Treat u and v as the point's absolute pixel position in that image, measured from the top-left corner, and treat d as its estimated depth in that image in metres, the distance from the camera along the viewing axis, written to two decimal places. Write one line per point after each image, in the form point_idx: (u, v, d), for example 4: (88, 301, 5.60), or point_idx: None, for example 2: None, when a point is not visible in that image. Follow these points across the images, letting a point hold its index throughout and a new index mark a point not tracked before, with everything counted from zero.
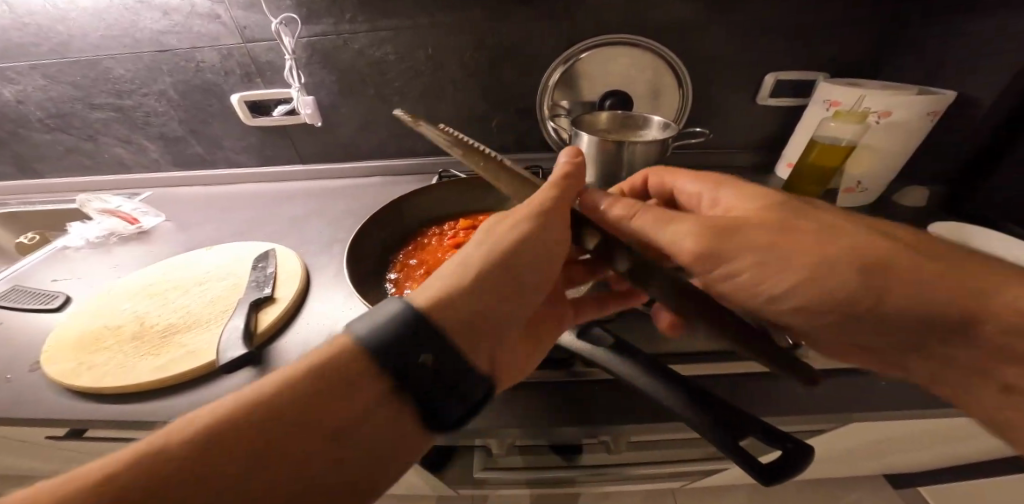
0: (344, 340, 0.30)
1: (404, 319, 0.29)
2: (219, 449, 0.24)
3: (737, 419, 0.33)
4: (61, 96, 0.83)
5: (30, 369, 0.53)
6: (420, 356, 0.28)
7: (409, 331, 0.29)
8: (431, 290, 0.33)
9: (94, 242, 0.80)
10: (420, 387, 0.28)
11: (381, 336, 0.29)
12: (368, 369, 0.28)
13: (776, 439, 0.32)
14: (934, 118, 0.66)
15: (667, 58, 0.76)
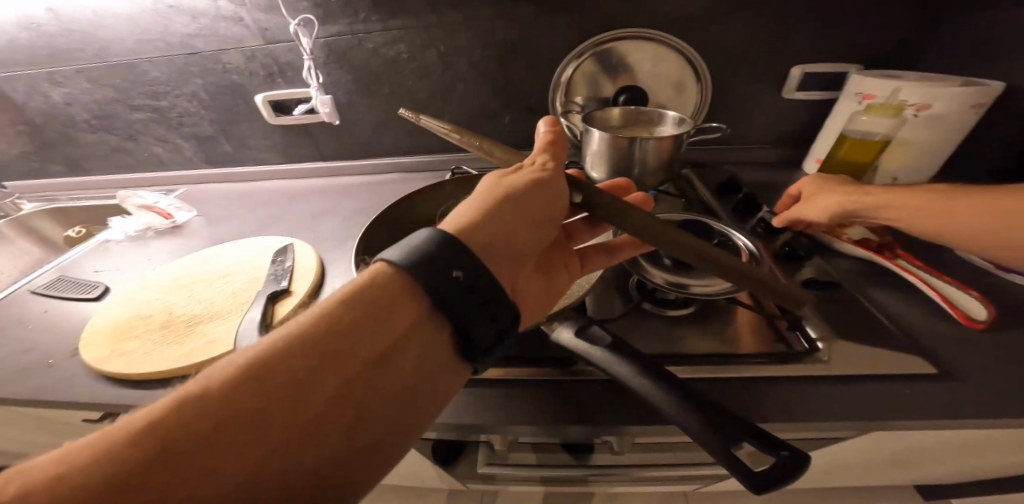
0: (376, 272, 0.30)
1: (436, 246, 0.30)
2: (250, 396, 0.24)
3: (729, 424, 0.31)
4: (104, 99, 0.89)
5: (70, 355, 0.57)
6: (458, 273, 0.29)
7: (443, 257, 0.29)
8: (453, 223, 0.34)
9: (134, 235, 0.85)
10: (459, 305, 0.28)
11: (414, 266, 0.29)
12: (401, 297, 0.29)
13: (769, 446, 0.30)
14: (979, 111, 0.60)
15: (684, 51, 0.73)
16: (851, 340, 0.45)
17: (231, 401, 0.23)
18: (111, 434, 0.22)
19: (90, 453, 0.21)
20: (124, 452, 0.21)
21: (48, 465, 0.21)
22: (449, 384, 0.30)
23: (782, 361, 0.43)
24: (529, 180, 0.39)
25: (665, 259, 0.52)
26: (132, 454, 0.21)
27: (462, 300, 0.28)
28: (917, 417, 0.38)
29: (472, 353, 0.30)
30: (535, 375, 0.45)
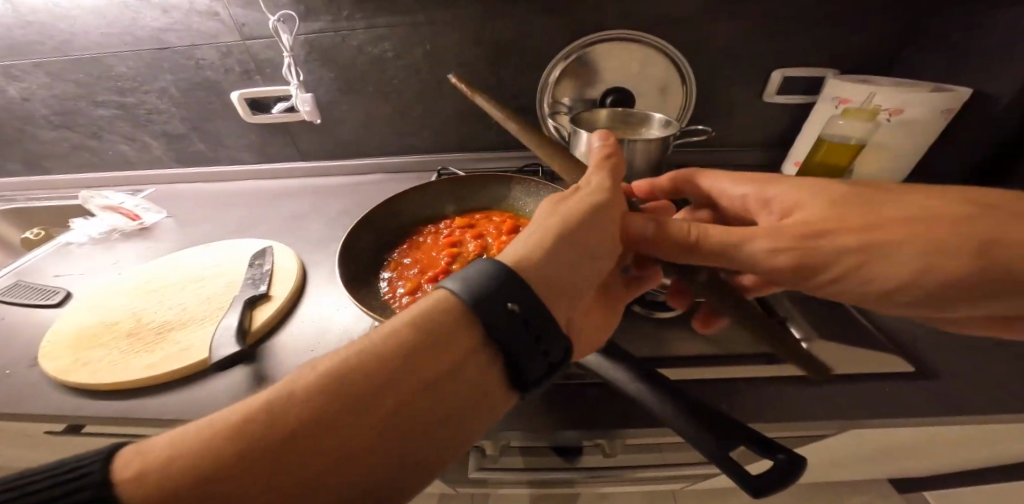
0: (434, 300, 0.29)
1: (494, 275, 0.28)
2: (310, 414, 0.23)
3: (727, 429, 0.31)
4: (65, 94, 0.84)
5: (27, 366, 0.54)
6: (514, 306, 0.27)
7: (498, 288, 0.28)
8: (517, 247, 0.33)
9: (98, 238, 0.81)
10: (515, 341, 0.27)
11: (472, 293, 0.28)
12: (455, 327, 0.27)
13: (765, 449, 0.30)
14: (949, 116, 0.63)
15: (670, 54, 0.74)
16: (837, 339, 0.46)
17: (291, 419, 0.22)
18: (160, 463, 0.22)
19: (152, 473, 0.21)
20: (196, 461, 0.21)
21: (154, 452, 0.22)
22: (491, 420, 0.28)
23: (766, 362, 0.43)
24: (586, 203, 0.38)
25: None
26: (196, 474, 0.21)
27: (517, 336, 0.27)
28: (901, 415, 0.39)
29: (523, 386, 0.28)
30: None
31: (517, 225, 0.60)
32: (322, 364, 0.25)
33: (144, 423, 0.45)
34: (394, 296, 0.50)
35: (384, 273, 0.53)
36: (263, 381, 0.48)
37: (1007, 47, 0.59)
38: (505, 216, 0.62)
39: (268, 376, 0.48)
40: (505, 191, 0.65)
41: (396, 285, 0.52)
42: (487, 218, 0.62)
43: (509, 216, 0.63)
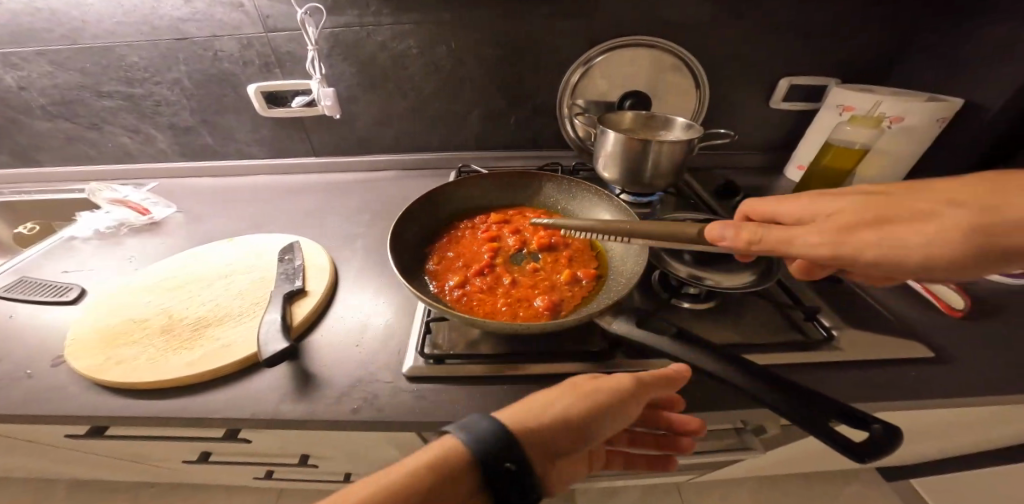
0: (445, 443, 0.29)
1: (497, 432, 0.30)
2: None
3: (814, 402, 0.34)
4: (67, 83, 0.80)
5: (52, 364, 0.52)
6: (511, 465, 0.28)
7: (502, 443, 0.29)
8: (532, 414, 0.33)
9: (105, 232, 0.78)
10: (509, 495, 0.28)
11: (478, 445, 0.29)
12: (460, 473, 0.28)
13: (860, 421, 0.34)
14: (943, 124, 0.68)
15: (687, 59, 0.77)
16: (858, 328, 0.50)
17: None
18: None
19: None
20: None
21: None
22: None
23: (805, 349, 0.46)
24: (610, 389, 0.35)
25: (688, 255, 0.54)
26: None
27: (512, 493, 0.28)
28: (921, 395, 0.43)
29: None
30: (574, 370, 0.47)
31: (551, 221, 0.63)
32: (354, 494, 0.26)
33: (192, 420, 0.45)
34: (444, 288, 0.53)
35: (431, 267, 0.56)
36: (309, 376, 0.48)
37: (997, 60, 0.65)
38: (538, 213, 0.65)
39: (313, 371, 0.49)
40: (537, 189, 0.68)
41: (444, 278, 0.55)
42: (521, 215, 0.65)
43: (541, 213, 0.66)
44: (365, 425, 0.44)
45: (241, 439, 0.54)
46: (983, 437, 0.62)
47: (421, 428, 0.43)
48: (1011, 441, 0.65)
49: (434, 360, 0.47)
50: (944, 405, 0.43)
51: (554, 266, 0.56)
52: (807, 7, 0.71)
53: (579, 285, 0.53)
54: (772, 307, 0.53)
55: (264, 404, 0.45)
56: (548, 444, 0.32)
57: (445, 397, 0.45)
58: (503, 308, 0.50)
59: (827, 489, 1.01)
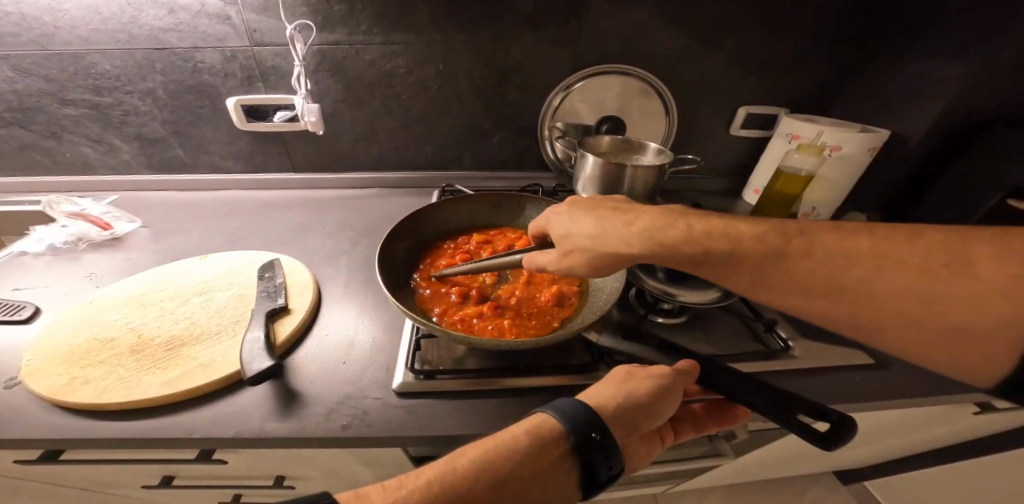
0: (538, 416, 0.36)
1: (581, 409, 0.36)
2: (466, 478, 0.30)
3: (786, 398, 0.39)
4: (28, 89, 0.76)
5: (4, 387, 0.48)
6: (596, 435, 0.34)
7: (587, 418, 0.35)
8: (598, 396, 0.39)
9: (59, 248, 0.73)
10: (595, 461, 0.33)
11: (568, 419, 0.35)
12: (556, 440, 0.34)
13: (821, 414, 0.38)
14: (872, 153, 0.76)
15: (657, 87, 0.84)
16: (812, 338, 0.55)
17: (454, 481, 0.30)
18: (374, 494, 0.29)
19: (377, 499, 0.28)
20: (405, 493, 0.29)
21: (376, 489, 0.29)
22: None
23: (766, 359, 0.51)
24: (659, 376, 0.40)
25: (661, 273, 0.58)
26: (426, 489, 0.29)
27: (600, 460, 0.33)
28: (868, 395, 0.48)
29: (594, 490, 0.34)
30: (560, 382, 0.49)
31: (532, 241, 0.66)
32: (470, 450, 0.33)
33: (170, 442, 0.43)
34: (434, 309, 0.55)
35: (421, 288, 0.58)
36: (294, 395, 0.47)
37: (917, 99, 0.76)
38: (519, 234, 0.68)
39: (298, 389, 0.48)
40: (518, 210, 0.71)
41: (432, 302, 0.56)
42: (502, 234, 0.68)
43: (522, 233, 0.70)
44: (356, 441, 0.44)
45: (215, 460, 0.52)
46: (919, 434, 0.69)
47: (412, 442, 0.44)
48: (944, 438, 0.72)
49: (425, 375, 0.48)
50: (887, 404, 0.49)
51: (538, 284, 0.59)
52: (758, 46, 0.80)
53: (563, 302, 0.56)
54: (737, 322, 0.57)
55: (247, 423, 0.44)
56: (619, 423, 0.37)
57: (436, 412, 0.46)
58: (493, 327, 0.51)
59: (790, 494, 1.06)
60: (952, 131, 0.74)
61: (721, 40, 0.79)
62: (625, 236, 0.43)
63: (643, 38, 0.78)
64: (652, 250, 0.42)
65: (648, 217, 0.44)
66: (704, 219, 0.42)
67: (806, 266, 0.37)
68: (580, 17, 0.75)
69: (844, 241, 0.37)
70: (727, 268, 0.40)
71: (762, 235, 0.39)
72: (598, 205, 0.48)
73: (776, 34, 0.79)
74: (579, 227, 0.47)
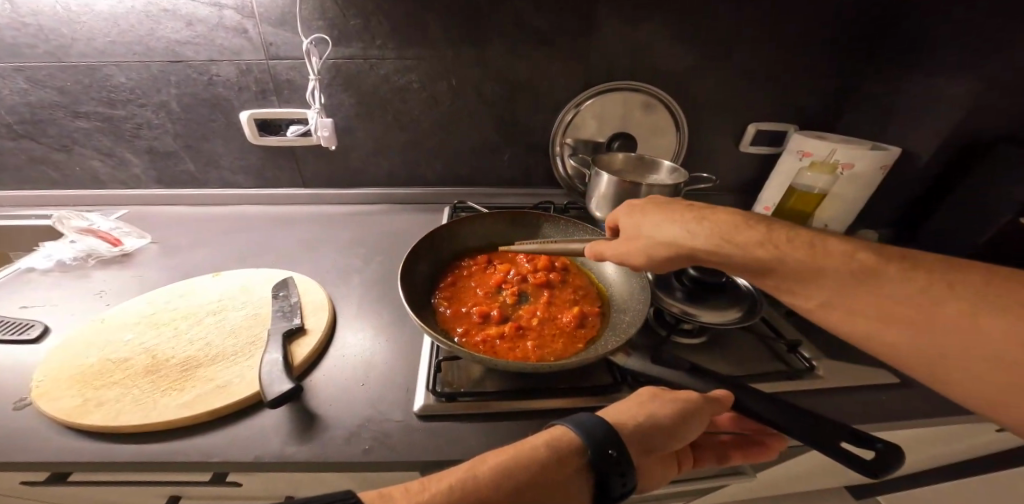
0: (556, 428, 0.36)
1: (600, 424, 0.36)
2: (484, 486, 0.29)
3: (830, 426, 0.39)
4: (41, 101, 0.76)
5: (15, 408, 0.47)
6: (614, 452, 0.34)
7: (606, 434, 0.35)
8: (615, 414, 0.39)
9: (68, 264, 0.72)
10: (610, 479, 0.33)
11: (586, 433, 0.35)
12: (574, 453, 0.34)
13: (866, 442, 0.38)
14: (884, 171, 0.77)
15: (668, 103, 0.84)
16: (834, 358, 0.55)
17: (472, 489, 0.29)
18: (396, 495, 0.29)
19: (401, 500, 0.28)
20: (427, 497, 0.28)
21: (397, 490, 0.29)
22: None
23: (791, 379, 0.51)
24: (684, 400, 0.40)
25: (679, 292, 0.58)
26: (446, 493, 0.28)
27: (616, 477, 0.33)
28: (894, 415, 0.48)
29: None
30: (584, 404, 0.48)
31: (549, 261, 0.67)
32: (489, 458, 0.32)
33: (188, 466, 0.42)
34: (455, 329, 0.55)
35: (441, 308, 0.58)
36: (313, 418, 0.47)
37: (925, 115, 0.77)
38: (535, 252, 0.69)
39: (316, 411, 0.47)
40: (534, 231, 0.73)
41: (453, 321, 0.56)
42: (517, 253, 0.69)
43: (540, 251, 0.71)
44: (378, 466, 0.43)
45: (229, 483, 0.47)
46: (939, 456, 0.68)
47: (436, 467, 0.43)
48: (962, 457, 0.71)
49: (446, 398, 0.47)
50: (914, 425, 0.48)
51: (557, 306, 0.59)
52: (767, 63, 0.81)
53: (583, 323, 0.56)
54: (758, 342, 0.57)
55: (266, 445, 0.44)
56: (636, 441, 0.36)
57: (460, 434, 0.45)
58: (515, 348, 0.51)
59: None
60: (961, 147, 0.75)
61: (732, 56, 0.80)
62: (710, 229, 0.43)
63: (655, 54, 0.79)
64: (717, 244, 0.41)
65: (723, 215, 0.43)
66: (788, 230, 0.41)
67: (876, 282, 0.34)
68: (592, 33, 0.76)
69: (924, 271, 0.34)
70: (806, 279, 0.37)
71: (852, 255, 0.36)
72: (671, 202, 0.49)
73: (785, 51, 0.80)
74: (648, 216, 0.47)
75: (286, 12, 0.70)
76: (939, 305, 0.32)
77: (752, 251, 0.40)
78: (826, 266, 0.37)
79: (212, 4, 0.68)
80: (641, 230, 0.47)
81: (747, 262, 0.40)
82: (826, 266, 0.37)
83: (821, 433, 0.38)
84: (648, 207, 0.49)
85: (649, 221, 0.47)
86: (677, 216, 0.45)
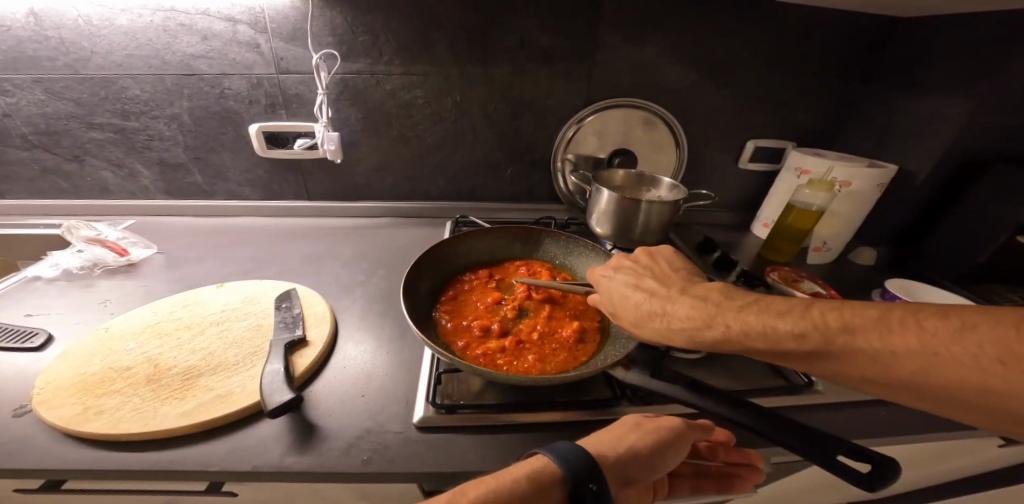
0: (539, 458, 0.35)
1: (582, 456, 0.35)
2: None
3: (823, 438, 0.39)
4: (57, 113, 0.78)
5: (14, 415, 0.47)
6: (594, 486, 0.33)
7: (587, 467, 0.34)
8: (596, 445, 0.39)
9: (74, 273, 0.73)
10: None
11: (568, 464, 0.35)
12: (555, 486, 0.33)
13: (863, 455, 0.38)
14: (883, 188, 0.78)
15: (668, 120, 0.86)
16: None
17: None
18: None
19: None
20: None
21: None
22: None
23: (789, 393, 0.51)
24: (664, 429, 0.41)
25: None
26: None
27: None
28: (894, 431, 0.48)
29: None
30: (583, 417, 0.48)
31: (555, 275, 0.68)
32: (471, 489, 0.32)
33: (184, 475, 0.42)
34: (456, 342, 0.55)
35: (443, 321, 0.58)
36: (312, 428, 0.47)
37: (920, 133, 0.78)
38: (539, 267, 0.71)
39: (315, 422, 0.47)
40: (537, 245, 0.75)
41: (454, 334, 0.56)
42: (520, 267, 0.70)
43: (543, 265, 0.72)
44: (374, 477, 0.43)
45: (224, 493, 0.46)
46: (939, 476, 0.67)
47: (432, 479, 0.43)
48: (968, 479, 0.70)
49: (445, 409, 0.48)
50: (913, 441, 0.48)
51: (559, 320, 0.60)
52: (764, 82, 0.83)
53: (585, 339, 0.57)
54: (758, 358, 0.58)
55: (266, 455, 0.44)
56: (615, 474, 0.37)
57: (458, 447, 0.45)
58: (516, 363, 0.52)
59: None
60: (957, 165, 0.76)
61: (730, 75, 0.82)
62: (678, 331, 0.42)
63: (655, 72, 0.81)
64: (691, 345, 0.41)
65: (683, 311, 0.41)
66: (742, 315, 0.37)
67: (839, 363, 0.32)
68: (593, 52, 0.78)
69: (857, 332, 0.30)
70: (786, 362, 0.35)
71: (795, 335, 0.33)
72: (639, 284, 0.48)
73: (780, 70, 0.83)
74: (624, 313, 0.48)
75: (298, 28, 0.72)
76: (897, 370, 0.29)
77: (722, 347, 0.39)
78: (784, 348, 0.34)
79: (226, 19, 0.71)
80: (623, 321, 0.49)
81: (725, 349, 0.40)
82: (782, 346, 0.34)
83: (820, 449, 0.38)
84: (621, 296, 0.49)
85: (624, 314, 0.48)
86: (645, 315, 0.45)
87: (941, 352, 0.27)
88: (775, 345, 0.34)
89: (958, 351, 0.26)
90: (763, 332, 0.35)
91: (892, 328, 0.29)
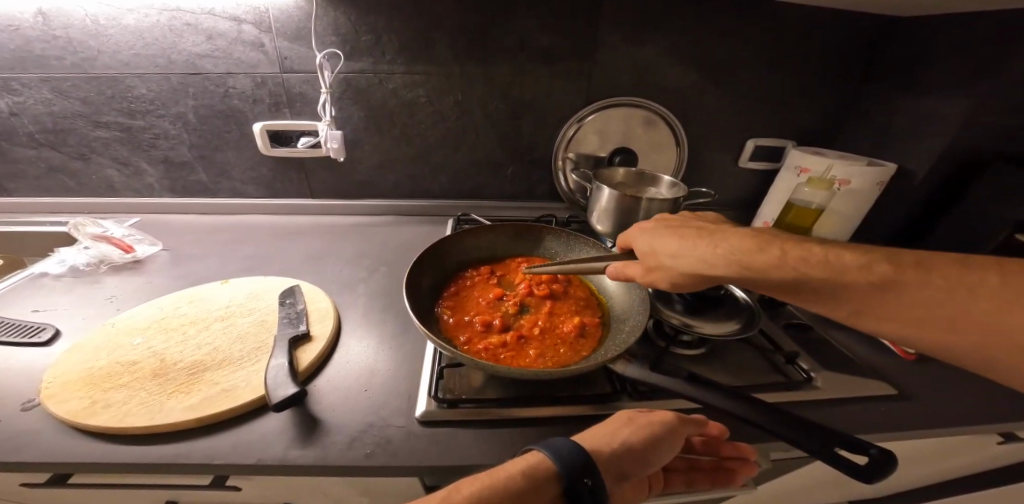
0: (533, 456, 0.36)
1: (577, 452, 0.36)
2: None
3: (819, 431, 0.40)
4: (64, 111, 0.79)
5: (22, 409, 0.48)
6: (589, 481, 0.34)
7: (582, 462, 0.35)
8: (590, 441, 0.40)
9: (80, 269, 0.74)
10: None
11: (562, 461, 0.35)
12: (549, 483, 0.34)
13: (860, 448, 0.39)
14: (882, 187, 0.79)
15: (669, 119, 0.86)
16: (831, 370, 0.56)
17: None
18: None
19: None
20: None
21: None
22: None
23: (788, 389, 0.52)
24: (657, 423, 0.42)
25: (679, 305, 0.60)
26: None
27: None
28: (893, 426, 0.48)
29: None
30: (584, 412, 0.49)
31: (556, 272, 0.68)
32: (465, 487, 0.32)
33: (189, 468, 0.42)
34: (458, 337, 0.56)
35: (445, 316, 0.59)
36: (315, 422, 0.47)
37: (919, 132, 0.79)
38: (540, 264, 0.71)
39: (319, 416, 0.48)
40: (538, 243, 0.75)
41: (456, 330, 0.57)
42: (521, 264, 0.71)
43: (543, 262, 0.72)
44: (377, 471, 0.43)
45: (228, 487, 0.47)
46: (938, 473, 0.67)
47: (434, 473, 0.43)
48: (968, 476, 0.71)
49: (447, 404, 0.48)
50: (911, 436, 0.48)
51: (560, 316, 0.60)
52: (764, 81, 0.84)
53: (585, 334, 0.57)
54: (757, 355, 0.58)
55: (269, 449, 0.44)
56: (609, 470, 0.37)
57: (459, 441, 0.46)
58: (517, 357, 0.52)
59: None
60: (957, 164, 0.77)
61: (730, 74, 0.83)
62: (730, 258, 0.43)
63: (656, 72, 0.82)
64: (736, 272, 0.43)
65: (737, 239, 0.44)
66: (802, 246, 0.41)
67: (891, 292, 0.36)
68: (594, 51, 0.79)
69: (919, 266, 0.36)
70: (828, 294, 0.39)
71: (866, 265, 0.37)
72: (681, 225, 0.50)
73: (780, 70, 0.83)
74: (663, 246, 0.49)
75: (302, 28, 0.73)
76: (946, 302, 0.34)
77: (770, 274, 0.41)
78: (845, 279, 0.38)
79: (231, 19, 0.72)
80: (660, 257, 0.49)
81: (759, 284, 0.43)
82: (842, 278, 0.38)
83: (818, 443, 0.39)
84: (661, 233, 0.50)
85: (664, 248, 0.49)
86: (692, 244, 0.46)
87: (982, 285, 0.33)
88: (835, 274, 0.38)
89: (1002, 285, 0.33)
90: (828, 262, 0.38)
91: (950, 267, 0.35)
